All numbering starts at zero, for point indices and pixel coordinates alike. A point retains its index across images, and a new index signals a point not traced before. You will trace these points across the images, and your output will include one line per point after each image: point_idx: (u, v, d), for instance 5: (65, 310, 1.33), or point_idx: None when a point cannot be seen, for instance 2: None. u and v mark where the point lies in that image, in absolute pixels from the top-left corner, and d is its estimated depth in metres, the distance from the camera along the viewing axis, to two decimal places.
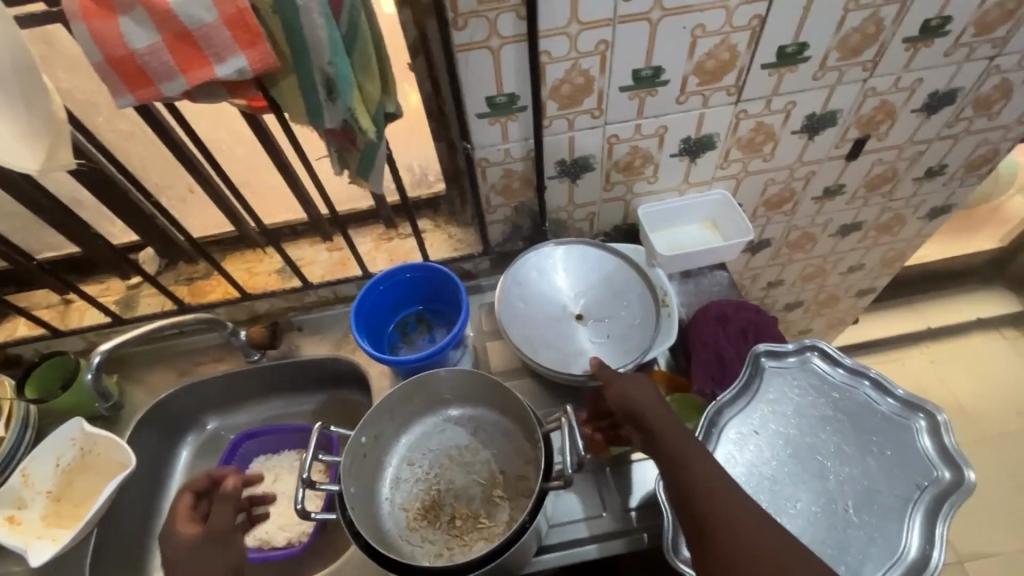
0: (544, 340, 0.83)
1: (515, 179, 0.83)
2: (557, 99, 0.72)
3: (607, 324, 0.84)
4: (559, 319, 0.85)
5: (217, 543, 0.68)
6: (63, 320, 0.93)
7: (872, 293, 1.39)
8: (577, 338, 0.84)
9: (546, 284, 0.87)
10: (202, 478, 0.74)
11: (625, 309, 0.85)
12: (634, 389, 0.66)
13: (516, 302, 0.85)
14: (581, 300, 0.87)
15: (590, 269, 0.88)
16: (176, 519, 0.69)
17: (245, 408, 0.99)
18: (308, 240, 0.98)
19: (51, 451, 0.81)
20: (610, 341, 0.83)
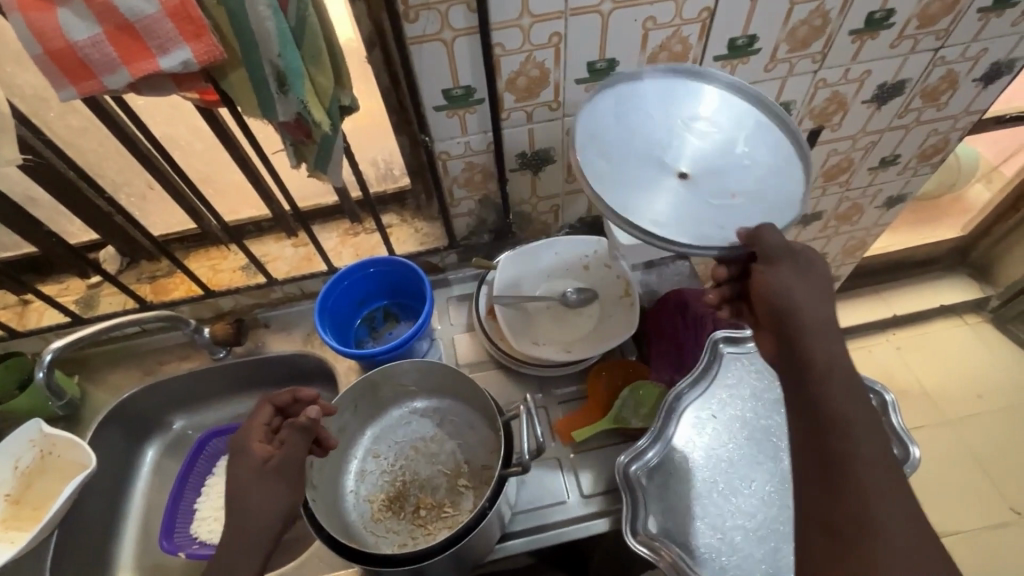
0: (638, 199, 0.59)
1: (477, 172, 0.83)
2: (513, 91, 0.73)
3: (719, 184, 0.62)
4: (656, 180, 0.61)
5: (283, 476, 0.62)
6: (21, 321, 0.91)
7: (836, 281, 1.43)
8: (682, 201, 0.60)
9: (637, 124, 0.65)
10: (285, 392, 0.67)
11: (741, 169, 0.64)
12: (796, 289, 0.58)
13: (596, 136, 0.63)
14: (687, 156, 0.64)
15: (694, 109, 0.67)
16: (250, 435, 0.64)
17: (212, 406, 0.98)
18: (273, 236, 0.97)
19: (9, 454, 0.80)
20: (723, 208, 0.61)
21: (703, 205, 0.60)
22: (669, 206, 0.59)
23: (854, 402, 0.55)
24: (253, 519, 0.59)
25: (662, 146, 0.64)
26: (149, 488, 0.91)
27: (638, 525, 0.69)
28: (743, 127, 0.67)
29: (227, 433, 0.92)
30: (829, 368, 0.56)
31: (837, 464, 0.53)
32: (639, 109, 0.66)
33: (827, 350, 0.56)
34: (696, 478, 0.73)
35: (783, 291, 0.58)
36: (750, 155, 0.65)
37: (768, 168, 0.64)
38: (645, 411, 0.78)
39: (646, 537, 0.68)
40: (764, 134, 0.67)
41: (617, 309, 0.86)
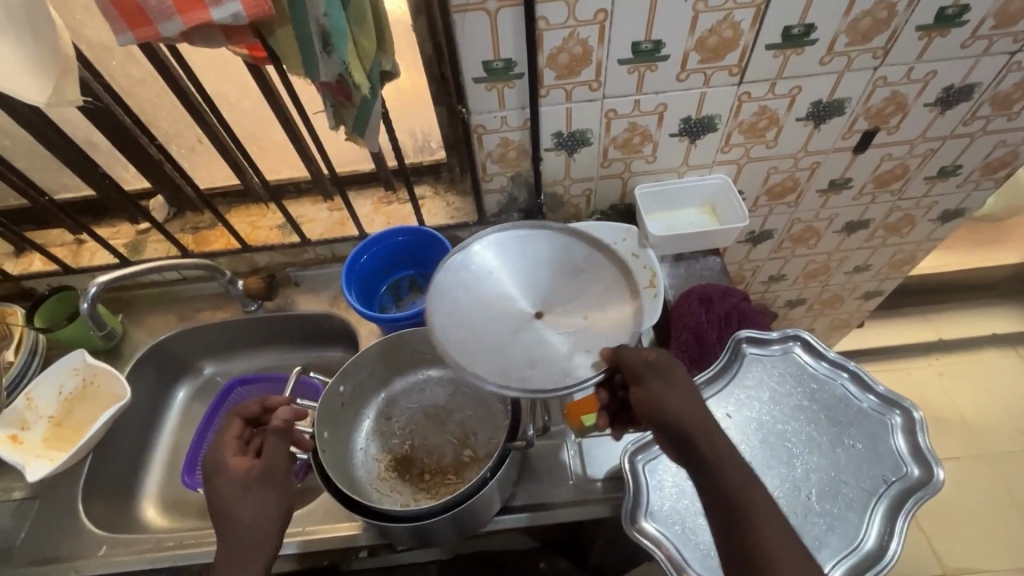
0: (518, 368, 0.61)
1: (512, 149, 0.83)
2: (554, 68, 0.72)
3: (571, 315, 0.65)
4: (518, 334, 0.63)
5: (270, 482, 0.61)
6: (75, 258, 0.97)
7: (879, 296, 1.36)
8: (550, 345, 0.63)
9: (481, 291, 0.67)
10: (253, 404, 0.68)
11: (581, 292, 0.66)
12: (674, 393, 0.59)
13: (450, 316, 0.64)
14: (535, 297, 0.67)
15: (524, 250, 0.69)
16: (225, 452, 0.63)
17: (241, 357, 1.02)
18: (310, 199, 1.00)
19: (54, 379, 0.86)
20: (583, 337, 0.63)
21: (569, 341, 0.63)
22: (535, 373, 0.60)
23: (754, 489, 0.54)
24: (250, 530, 0.58)
25: (510, 300, 0.66)
26: (177, 426, 0.96)
27: (637, 514, 0.68)
28: (565, 246, 0.70)
29: (252, 383, 0.95)
30: (716, 459, 0.56)
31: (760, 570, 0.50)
32: (480, 274, 0.68)
33: (715, 446, 0.56)
34: None
35: (660, 398, 0.58)
36: (589, 270, 0.68)
37: (604, 272, 0.67)
38: None
39: (645, 527, 0.67)
40: (584, 246, 0.70)
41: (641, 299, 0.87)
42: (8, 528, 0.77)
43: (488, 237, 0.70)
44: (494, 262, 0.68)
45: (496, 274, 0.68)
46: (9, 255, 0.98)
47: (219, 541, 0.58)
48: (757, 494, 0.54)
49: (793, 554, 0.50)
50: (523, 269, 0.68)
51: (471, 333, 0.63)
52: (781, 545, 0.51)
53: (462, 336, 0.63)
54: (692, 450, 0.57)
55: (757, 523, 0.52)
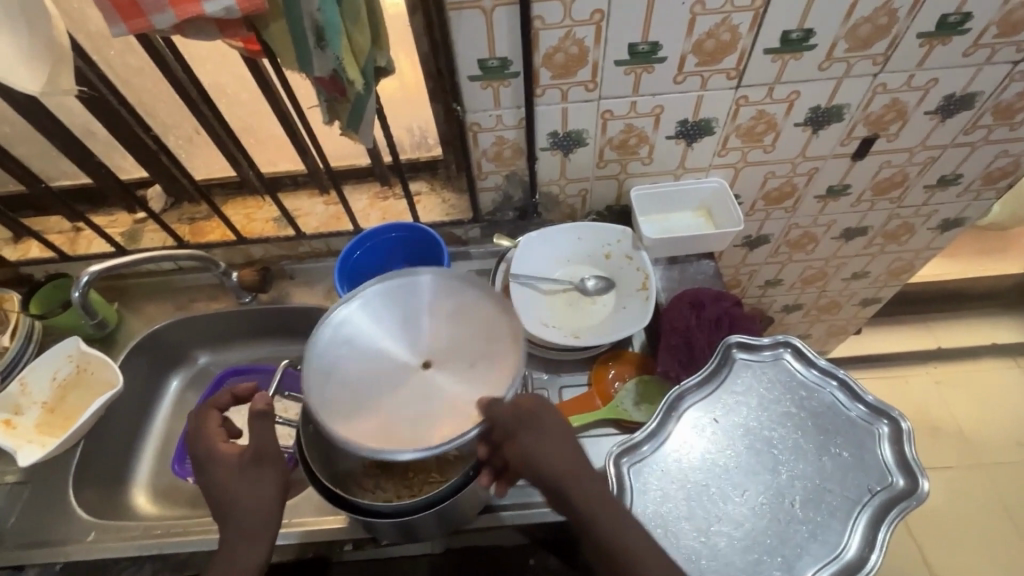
0: (403, 425, 0.60)
1: (507, 147, 0.83)
2: (550, 68, 0.72)
3: (458, 360, 0.64)
4: (401, 389, 0.62)
5: (263, 462, 0.62)
6: (72, 246, 0.98)
7: (877, 303, 1.35)
8: (436, 396, 0.62)
9: (364, 348, 0.65)
10: (225, 396, 0.69)
11: (468, 336, 0.65)
12: (547, 444, 0.61)
13: (329, 378, 0.62)
14: (420, 346, 0.66)
15: (406, 299, 0.68)
16: (212, 441, 0.64)
17: (235, 347, 1.03)
18: (307, 192, 1.00)
19: (49, 365, 0.87)
20: (470, 382, 0.62)
21: (455, 390, 0.62)
22: (420, 429, 0.59)
23: (633, 536, 0.57)
24: (250, 510, 0.60)
25: (394, 351, 0.65)
26: (169, 415, 0.97)
27: None
28: (450, 288, 0.69)
29: (244, 374, 0.96)
30: (591, 509, 0.58)
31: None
32: (360, 332, 0.66)
33: (590, 494, 0.59)
34: (688, 479, 0.70)
35: (536, 454, 0.60)
36: (473, 313, 0.67)
37: (487, 316, 0.66)
38: (646, 406, 0.79)
39: None
40: (467, 287, 0.68)
41: (633, 301, 0.86)
42: (0, 511, 0.78)
43: (370, 288, 0.68)
44: (376, 313, 0.67)
45: (378, 326, 0.66)
46: (9, 241, 0.99)
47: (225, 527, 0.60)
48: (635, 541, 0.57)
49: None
50: (409, 317, 0.67)
51: (356, 392, 0.62)
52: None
53: (347, 395, 0.62)
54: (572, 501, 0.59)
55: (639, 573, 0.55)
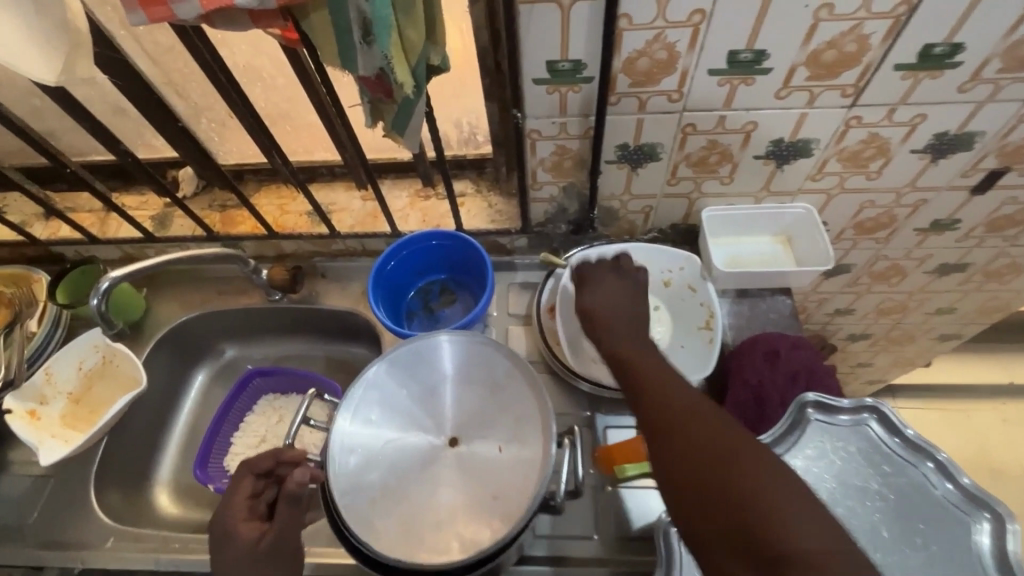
0: (435, 519, 0.58)
1: (567, 158, 0.73)
2: (630, 74, 0.61)
3: (485, 438, 0.63)
4: (433, 474, 0.61)
5: (279, 556, 0.58)
6: (101, 228, 0.94)
7: (956, 339, 1.22)
8: (466, 479, 0.61)
9: (387, 427, 0.63)
10: (267, 458, 0.64)
11: (495, 409, 0.63)
12: (605, 298, 0.69)
13: (358, 465, 0.60)
14: (445, 422, 0.64)
15: (429, 365, 0.65)
16: (233, 515, 0.60)
17: (262, 343, 0.99)
18: (344, 184, 0.92)
19: (74, 354, 0.84)
20: (499, 466, 0.61)
21: (484, 474, 0.61)
22: (453, 516, 0.59)
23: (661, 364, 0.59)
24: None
25: (420, 429, 0.64)
26: (195, 409, 0.94)
27: None
28: (475, 356, 0.65)
29: (270, 375, 0.92)
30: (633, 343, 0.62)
31: (691, 440, 0.49)
32: (381, 410, 0.63)
33: (638, 353, 0.61)
34: None
35: (591, 296, 0.70)
36: (500, 383, 0.64)
37: (516, 391, 0.63)
38: None
39: None
40: (496, 354, 0.64)
41: (693, 340, 0.78)
42: (23, 504, 0.77)
43: (391, 354, 0.64)
44: (395, 385, 0.64)
45: (398, 399, 0.64)
46: (40, 217, 0.96)
47: None
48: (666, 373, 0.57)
49: (722, 423, 0.50)
50: (431, 389, 0.65)
51: (385, 476, 0.60)
52: (698, 423, 0.50)
53: (374, 481, 0.60)
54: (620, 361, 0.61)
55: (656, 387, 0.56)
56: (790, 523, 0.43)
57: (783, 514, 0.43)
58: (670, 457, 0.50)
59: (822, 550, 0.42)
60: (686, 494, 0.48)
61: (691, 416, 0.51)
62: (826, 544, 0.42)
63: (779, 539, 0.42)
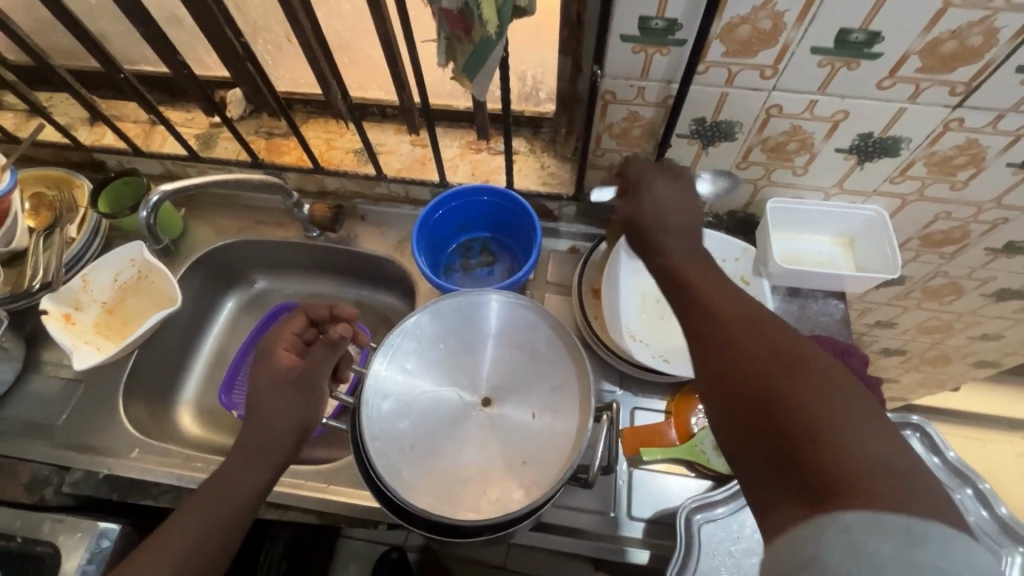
0: (457, 475, 0.58)
1: (637, 127, 0.69)
2: (726, 42, 0.57)
3: (519, 405, 0.62)
4: (461, 431, 0.61)
5: (303, 388, 0.62)
6: (146, 141, 0.93)
7: (992, 366, 1.18)
8: (494, 442, 0.60)
9: (422, 377, 0.62)
10: (323, 308, 0.67)
11: (534, 377, 0.62)
12: (663, 194, 0.56)
13: (389, 412, 0.60)
14: (481, 381, 0.63)
15: (473, 322, 0.63)
16: (276, 343, 0.64)
17: (293, 277, 0.98)
18: (393, 127, 0.90)
19: (111, 266, 0.84)
20: (529, 437, 0.60)
21: (513, 439, 0.60)
22: (477, 474, 0.58)
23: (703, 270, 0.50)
24: (271, 428, 0.59)
25: (454, 384, 0.63)
26: (222, 336, 0.95)
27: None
28: (521, 321, 0.63)
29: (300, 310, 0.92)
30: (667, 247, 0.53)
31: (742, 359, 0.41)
32: (418, 360, 0.62)
33: (684, 258, 0.51)
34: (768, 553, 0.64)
35: (646, 196, 0.57)
36: (540, 349, 0.62)
37: (557, 362, 0.61)
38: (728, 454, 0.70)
39: None
40: (545, 324, 0.62)
41: None
42: (52, 404, 0.79)
43: (435, 306, 0.62)
44: (435, 338, 0.63)
45: (435, 351, 0.63)
46: (85, 122, 0.95)
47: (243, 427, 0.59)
48: (710, 278, 0.49)
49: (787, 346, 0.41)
50: (470, 345, 0.64)
51: (412, 427, 0.60)
52: (753, 340, 0.41)
53: (401, 431, 0.59)
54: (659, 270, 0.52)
55: (705, 291, 0.47)
56: (857, 447, 0.34)
57: (863, 442, 0.35)
58: (708, 377, 0.43)
59: (889, 491, 0.33)
60: (738, 413, 0.40)
61: (751, 331, 0.42)
62: (903, 481, 0.33)
63: (850, 469, 0.34)
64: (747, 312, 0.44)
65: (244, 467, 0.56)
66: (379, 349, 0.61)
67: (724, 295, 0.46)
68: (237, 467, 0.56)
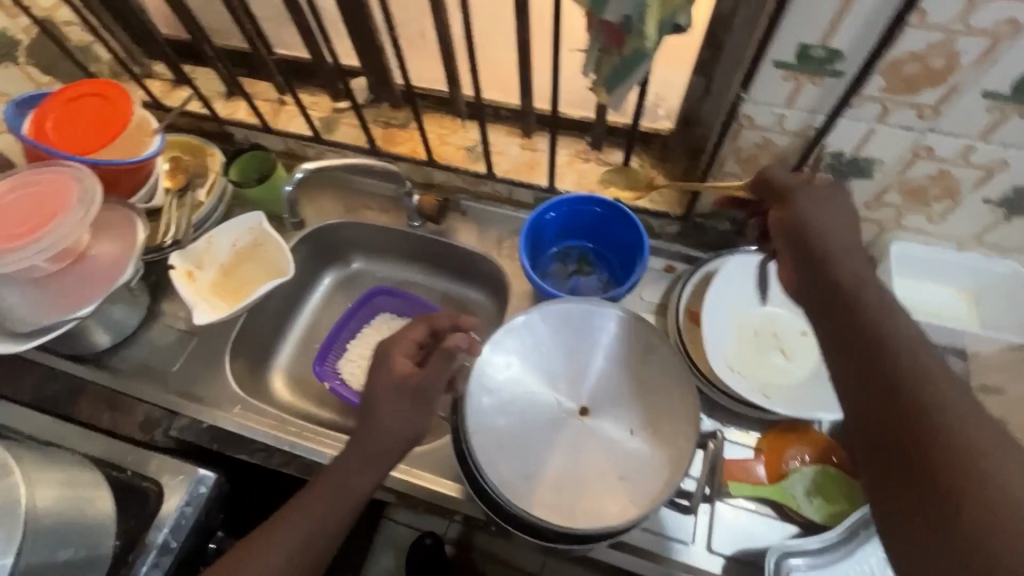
0: (552, 478, 0.58)
1: (767, 154, 0.68)
2: (888, 77, 0.55)
3: (618, 418, 0.62)
4: (558, 436, 0.61)
5: (418, 398, 0.61)
6: (274, 118, 0.99)
7: None
8: (591, 452, 0.60)
9: (524, 376, 0.63)
10: (447, 319, 0.67)
11: (633, 393, 0.63)
12: (810, 220, 0.58)
13: (492, 407, 0.61)
14: (581, 389, 0.63)
15: (581, 330, 0.64)
16: (396, 348, 0.64)
17: (388, 262, 1.02)
18: (505, 128, 0.91)
19: (232, 232, 0.90)
20: (626, 453, 0.60)
21: (611, 452, 0.60)
22: (574, 483, 0.58)
23: (887, 339, 0.47)
24: (384, 435, 0.59)
25: (555, 388, 0.63)
26: (316, 310, 0.99)
27: None
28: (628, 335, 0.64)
29: (394, 295, 0.95)
30: (855, 307, 0.50)
31: (902, 383, 0.44)
32: (523, 360, 0.63)
33: (872, 324, 0.48)
34: None
35: (806, 219, 0.59)
36: (640, 366, 0.63)
37: (660, 383, 0.62)
38: (820, 501, 0.67)
39: None
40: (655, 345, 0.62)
41: None
42: (168, 354, 0.85)
43: (548, 308, 0.63)
44: (542, 340, 0.64)
45: (540, 353, 0.64)
46: (221, 96, 1.02)
47: (359, 429, 0.60)
48: (904, 354, 0.45)
49: (938, 372, 0.44)
50: (574, 351, 0.64)
51: (512, 424, 0.60)
52: (956, 445, 0.39)
53: (502, 426, 0.60)
54: (816, 303, 0.54)
55: (895, 369, 0.45)
56: None
57: None
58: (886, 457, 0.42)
59: None
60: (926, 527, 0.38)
61: (947, 419, 0.40)
62: None
63: None
64: (913, 335, 0.47)
65: (355, 474, 0.58)
66: (489, 344, 0.62)
67: (915, 379, 0.43)
68: (348, 471, 0.58)
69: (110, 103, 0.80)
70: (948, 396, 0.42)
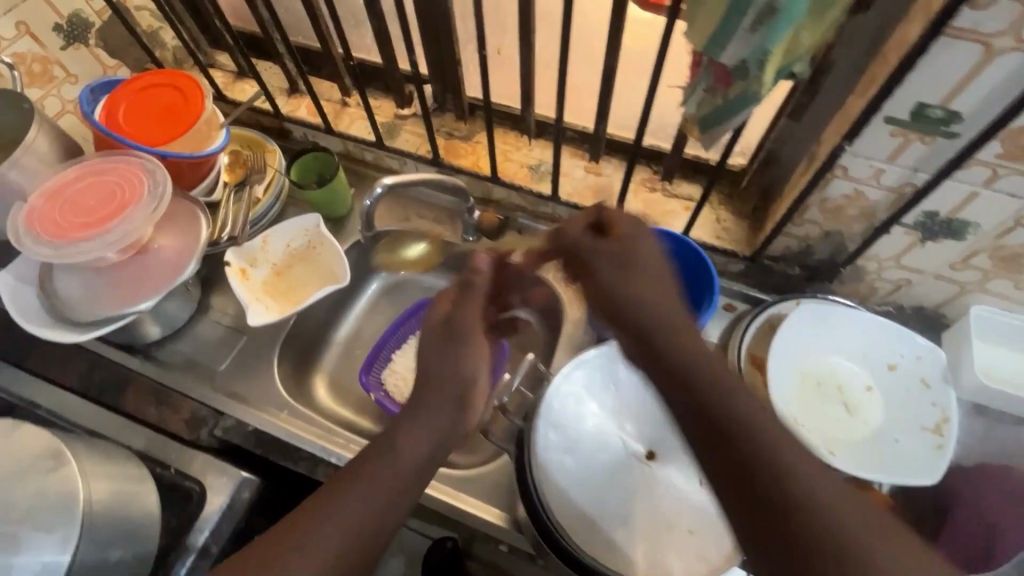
0: (615, 523, 0.57)
1: (855, 206, 0.66)
2: (1006, 144, 0.53)
3: (685, 467, 0.61)
4: (624, 480, 0.60)
5: (460, 340, 0.59)
6: (335, 119, 0.98)
7: None
8: (656, 499, 0.59)
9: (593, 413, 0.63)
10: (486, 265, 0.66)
11: None
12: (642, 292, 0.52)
13: (559, 442, 0.61)
14: (647, 432, 0.63)
15: (650, 369, 0.65)
16: (443, 296, 0.63)
17: (435, 272, 0.99)
18: (570, 150, 0.90)
19: (288, 232, 0.89)
20: (693, 504, 0.58)
21: (677, 502, 0.59)
22: (636, 528, 0.57)
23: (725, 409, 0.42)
24: (433, 387, 0.56)
25: (621, 428, 0.62)
26: (361, 316, 0.98)
27: None
28: None
29: None
30: (697, 380, 0.45)
31: (739, 447, 0.40)
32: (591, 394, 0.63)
33: (700, 391, 0.44)
34: None
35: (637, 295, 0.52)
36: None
37: None
38: None
39: None
40: None
41: (917, 441, 0.70)
42: (216, 351, 0.84)
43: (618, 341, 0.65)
44: (611, 377, 0.64)
45: (609, 391, 0.64)
46: (282, 91, 1.01)
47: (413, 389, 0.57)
48: (752, 421, 0.41)
49: (736, 395, 0.43)
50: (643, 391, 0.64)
51: (578, 462, 0.60)
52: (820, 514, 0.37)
53: (567, 461, 0.60)
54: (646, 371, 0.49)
55: (756, 458, 0.40)
56: None
57: None
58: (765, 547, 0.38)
59: None
60: None
61: (799, 484, 0.38)
62: None
63: None
64: (756, 406, 0.42)
65: (404, 438, 0.52)
66: (561, 376, 0.63)
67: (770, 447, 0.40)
68: (362, 482, 0.49)
69: (183, 95, 0.79)
70: (770, 442, 0.40)
